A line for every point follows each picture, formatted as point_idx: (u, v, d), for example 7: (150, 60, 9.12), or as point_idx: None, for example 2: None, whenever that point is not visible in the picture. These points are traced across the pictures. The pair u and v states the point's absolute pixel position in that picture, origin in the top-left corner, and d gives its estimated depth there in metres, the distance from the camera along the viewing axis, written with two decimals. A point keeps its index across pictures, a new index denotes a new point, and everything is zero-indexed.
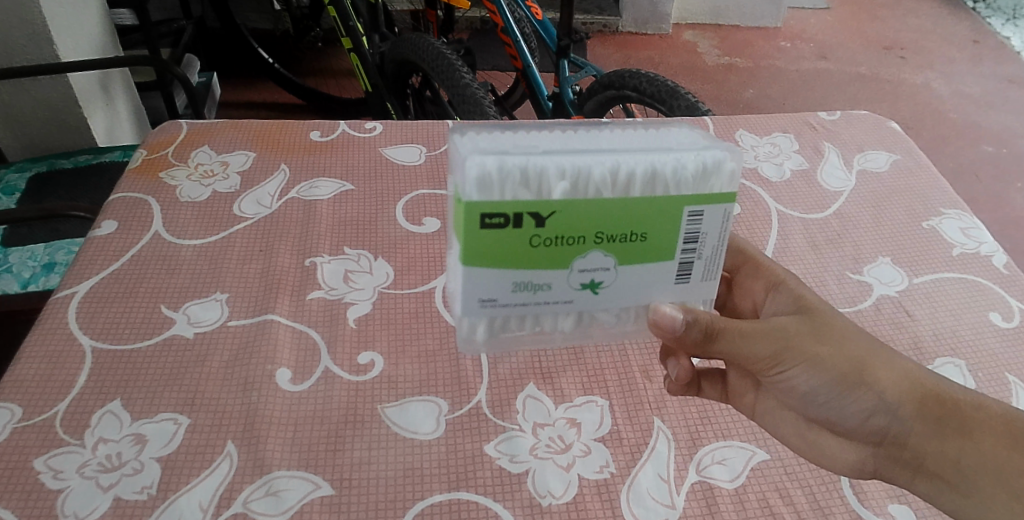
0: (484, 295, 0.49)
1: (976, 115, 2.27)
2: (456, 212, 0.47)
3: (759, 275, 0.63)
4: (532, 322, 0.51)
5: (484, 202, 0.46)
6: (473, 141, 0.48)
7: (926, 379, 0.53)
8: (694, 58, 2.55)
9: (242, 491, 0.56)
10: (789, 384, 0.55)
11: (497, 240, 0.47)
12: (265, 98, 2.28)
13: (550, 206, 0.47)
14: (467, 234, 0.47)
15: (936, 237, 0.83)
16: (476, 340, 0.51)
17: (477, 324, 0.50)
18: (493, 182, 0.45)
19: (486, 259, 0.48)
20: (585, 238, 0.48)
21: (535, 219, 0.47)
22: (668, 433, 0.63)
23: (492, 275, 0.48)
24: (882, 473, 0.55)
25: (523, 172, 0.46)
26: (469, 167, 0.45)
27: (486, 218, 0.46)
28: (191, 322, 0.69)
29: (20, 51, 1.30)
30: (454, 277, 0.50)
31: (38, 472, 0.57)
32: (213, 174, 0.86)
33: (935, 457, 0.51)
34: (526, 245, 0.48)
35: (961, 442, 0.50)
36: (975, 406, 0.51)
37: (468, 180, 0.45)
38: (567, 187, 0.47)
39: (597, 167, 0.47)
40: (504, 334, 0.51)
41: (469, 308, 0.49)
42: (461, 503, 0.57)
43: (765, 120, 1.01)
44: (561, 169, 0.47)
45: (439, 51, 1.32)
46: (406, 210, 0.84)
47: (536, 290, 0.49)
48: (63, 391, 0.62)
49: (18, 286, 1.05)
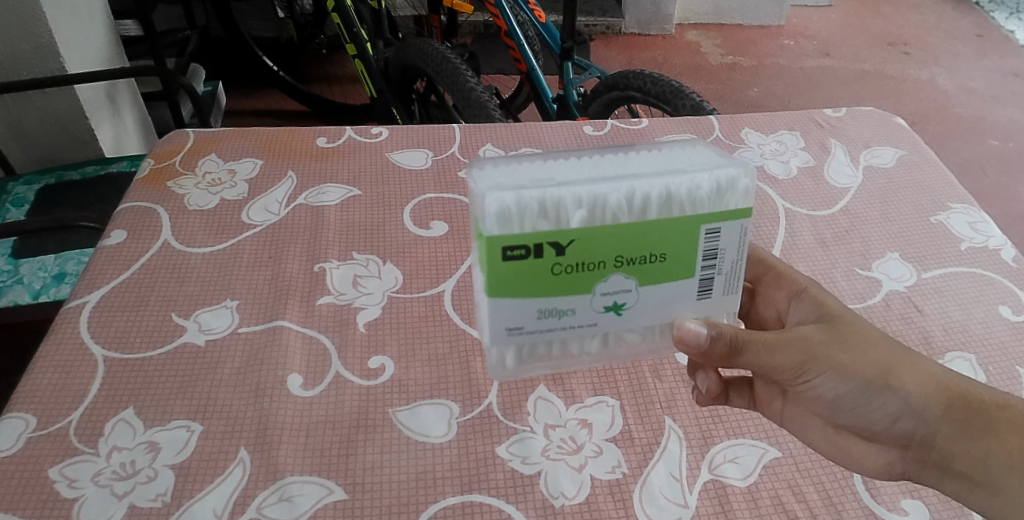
0: (511, 324, 0.49)
1: (981, 109, 2.26)
2: (478, 247, 0.47)
3: (781, 285, 0.63)
4: (559, 347, 0.51)
5: (506, 235, 0.46)
6: (490, 176, 0.48)
7: (950, 380, 0.53)
8: (698, 57, 2.55)
9: (257, 497, 0.57)
10: (815, 393, 0.55)
11: (520, 271, 0.47)
12: (270, 106, 2.30)
13: (570, 235, 0.47)
14: (490, 267, 0.47)
15: (944, 232, 0.82)
16: (505, 367, 0.51)
17: (506, 353, 0.50)
18: (513, 217, 0.46)
19: (510, 290, 0.48)
20: (605, 263, 0.49)
21: (555, 248, 0.47)
22: (679, 432, 0.63)
23: (517, 305, 0.48)
24: (911, 475, 0.55)
25: (541, 204, 0.46)
26: (488, 203, 0.46)
27: (508, 251, 0.47)
28: (202, 330, 0.69)
29: (27, 64, 1.31)
30: (479, 308, 0.51)
31: (53, 481, 0.57)
32: (220, 182, 0.87)
33: (963, 456, 0.51)
34: (548, 273, 0.48)
35: (988, 441, 0.50)
36: (1000, 404, 0.51)
37: (488, 216, 0.46)
38: (584, 215, 0.47)
39: (613, 194, 0.47)
40: (532, 360, 0.51)
41: (497, 338, 0.49)
42: (474, 504, 0.57)
43: (771, 117, 1.01)
44: (578, 198, 0.47)
45: (444, 55, 1.33)
46: (415, 215, 0.84)
47: (561, 316, 0.50)
48: (76, 399, 0.62)
49: (29, 297, 1.06)
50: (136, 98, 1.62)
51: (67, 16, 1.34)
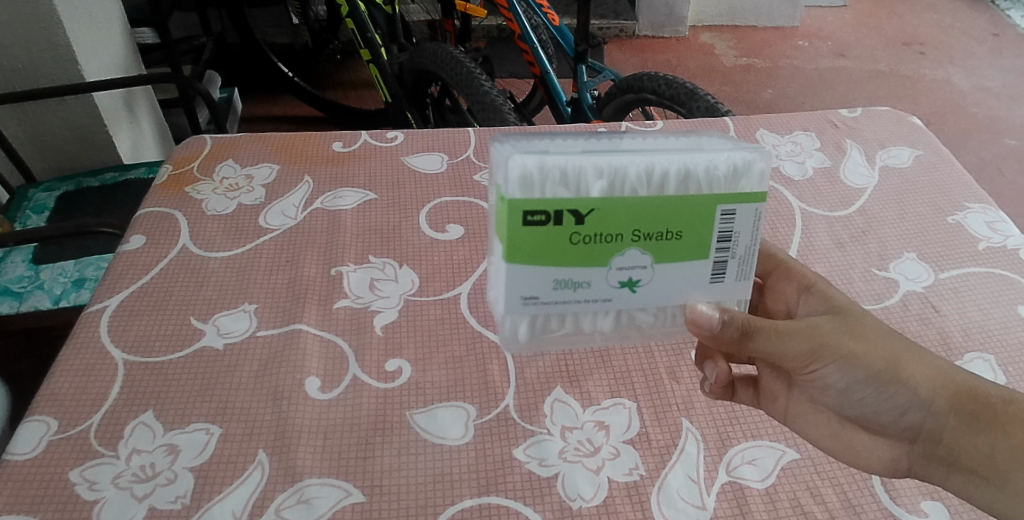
0: (526, 293, 0.49)
1: (998, 109, 2.23)
2: (499, 210, 0.48)
3: (790, 279, 0.62)
4: (572, 323, 0.51)
5: (526, 199, 0.46)
6: (512, 146, 0.49)
7: (957, 375, 0.53)
8: (712, 59, 2.54)
9: (275, 499, 0.57)
10: (824, 383, 0.55)
11: (539, 237, 0.48)
12: (286, 111, 2.32)
13: (589, 205, 0.47)
14: (509, 232, 0.47)
15: (961, 232, 0.82)
16: (518, 339, 0.51)
17: (520, 324, 0.50)
18: (534, 181, 0.46)
19: (527, 256, 0.48)
20: (622, 235, 0.49)
21: (575, 217, 0.48)
22: (697, 433, 0.63)
23: (534, 273, 0.48)
24: (916, 472, 0.55)
25: (562, 172, 0.47)
26: (511, 166, 0.46)
27: (528, 215, 0.47)
28: (221, 333, 0.70)
29: (47, 72, 1.33)
30: (496, 278, 0.51)
31: (74, 483, 0.58)
32: (238, 187, 0.88)
33: (970, 452, 0.51)
34: (565, 243, 0.48)
35: (995, 436, 0.51)
36: (1006, 400, 0.51)
37: (511, 179, 0.46)
38: (604, 186, 0.47)
39: (632, 166, 0.48)
40: (544, 334, 0.51)
41: (512, 307, 0.49)
42: (491, 506, 0.57)
43: (786, 119, 1.01)
44: (598, 168, 0.47)
45: (458, 59, 1.33)
46: (430, 218, 0.85)
47: (576, 288, 0.50)
48: (97, 403, 0.63)
49: (50, 302, 1.07)
50: (154, 106, 1.64)
51: (85, 24, 1.36)
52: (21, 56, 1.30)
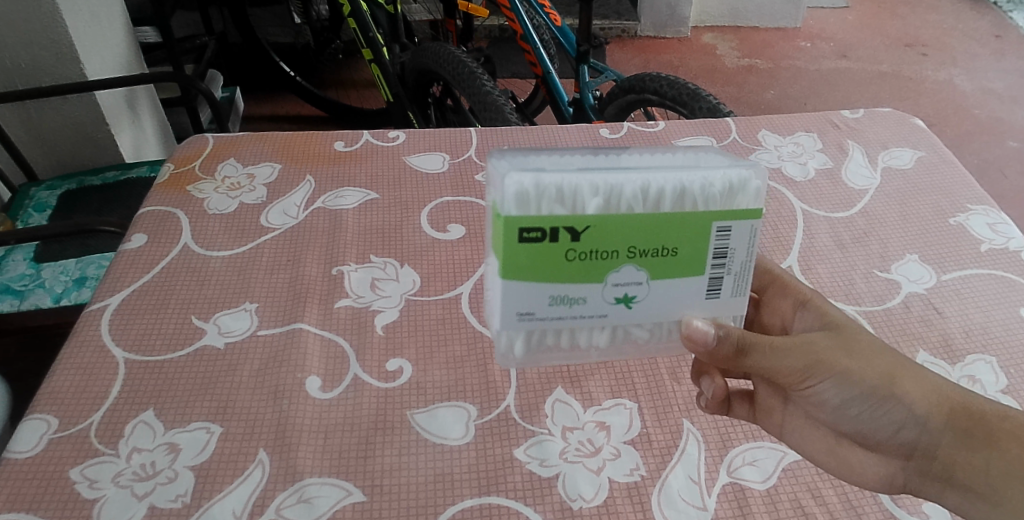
0: (522, 309, 0.49)
1: (1000, 110, 2.23)
2: (495, 227, 0.48)
3: (786, 294, 0.62)
4: (568, 338, 0.51)
5: (522, 216, 0.46)
6: (508, 162, 0.49)
7: (950, 391, 0.52)
8: (714, 60, 2.54)
9: (275, 498, 0.57)
10: (820, 399, 0.55)
11: (534, 254, 0.47)
12: (288, 111, 2.32)
13: (584, 221, 0.47)
14: (505, 248, 0.47)
15: (963, 234, 0.82)
16: (514, 354, 0.51)
17: (516, 340, 0.50)
18: (531, 199, 0.46)
19: (523, 273, 0.48)
20: (618, 252, 0.49)
21: (570, 233, 0.48)
22: (698, 434, 0.63)
23: (529, 289, 0.48)
24: (912, 488, 0.55)
25: (558, 190, 0.47)
26: (507, 184, 0.46)
27: (524, 232, 0.47)
28: (221, 332, 0.70)
29: (49, 71, 1.33)
30: (492, 293, 0.51)
31: (74, 482, 0.58)
32: (239, 186, 0.88)
33: (965, 469, 0.50)
34: (561, 259, 0.48)
35: (989, 452, 0.50)
36: (1000, 416, 0.51)
37: (507, 197, 0.46)
38: (600, 203, 0.47)
39: (627, 184, 0.48)
40: (540, 350, 0.51)
41: (508, 323, 0.49)
42: (491, 506, 0.57)
43: (788, 119, 1.01)
44: (594, 186, 0.47)
45: (460, 59, 1.33)
46: (432, 217, 0.85)
47: (572, 304, 0.50)
48: (97, 401, 0.63)
49: (51, 300, 1.07)
50: (156, 105, 1.64)
51: (88, 23, 1.36)
52: (24, 55, 1.30)
